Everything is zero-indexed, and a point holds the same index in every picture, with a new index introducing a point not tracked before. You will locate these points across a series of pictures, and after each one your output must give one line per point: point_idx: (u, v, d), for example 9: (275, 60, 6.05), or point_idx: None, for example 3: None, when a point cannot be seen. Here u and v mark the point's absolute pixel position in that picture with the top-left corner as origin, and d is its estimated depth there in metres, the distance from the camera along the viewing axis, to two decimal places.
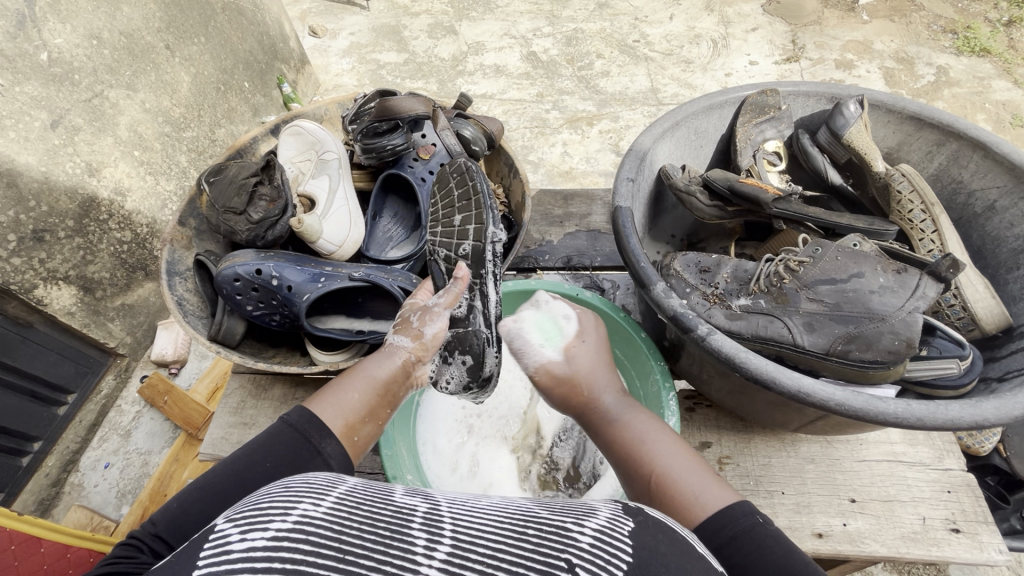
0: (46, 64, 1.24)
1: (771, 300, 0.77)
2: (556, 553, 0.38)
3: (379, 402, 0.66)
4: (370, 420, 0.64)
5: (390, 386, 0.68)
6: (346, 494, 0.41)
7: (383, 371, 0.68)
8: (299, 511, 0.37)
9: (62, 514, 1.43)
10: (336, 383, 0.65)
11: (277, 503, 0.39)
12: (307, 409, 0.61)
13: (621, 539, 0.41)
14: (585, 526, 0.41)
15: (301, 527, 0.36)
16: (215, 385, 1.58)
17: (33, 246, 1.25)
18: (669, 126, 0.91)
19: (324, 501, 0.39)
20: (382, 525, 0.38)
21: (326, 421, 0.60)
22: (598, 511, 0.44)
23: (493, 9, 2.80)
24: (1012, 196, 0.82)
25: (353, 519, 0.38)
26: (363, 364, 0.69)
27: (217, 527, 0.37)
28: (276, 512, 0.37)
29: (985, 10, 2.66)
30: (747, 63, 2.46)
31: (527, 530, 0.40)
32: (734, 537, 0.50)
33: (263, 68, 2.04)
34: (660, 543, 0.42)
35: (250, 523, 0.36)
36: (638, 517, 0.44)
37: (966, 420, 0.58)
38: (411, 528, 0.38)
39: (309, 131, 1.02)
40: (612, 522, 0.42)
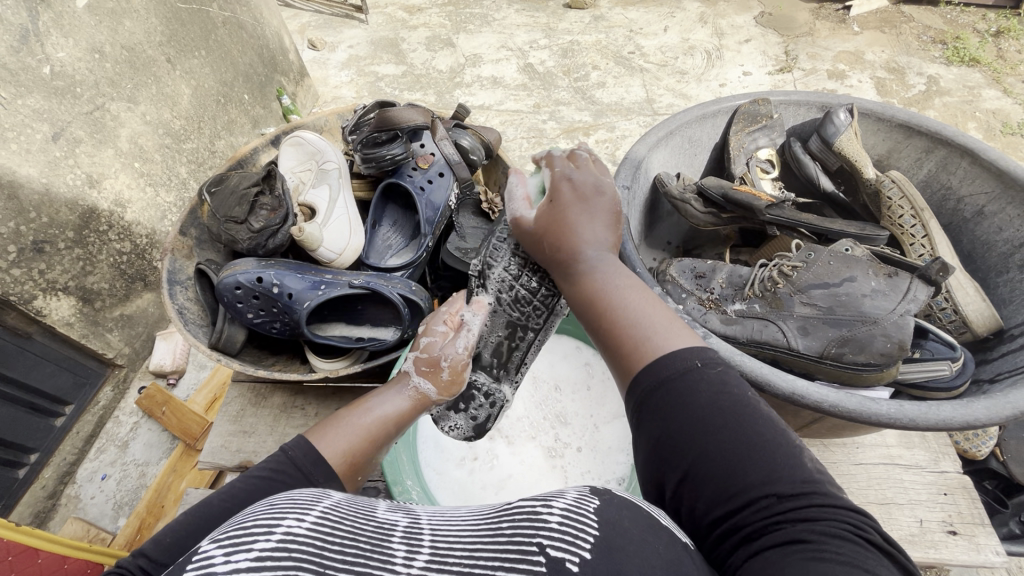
0: (48, 77, 1.26)
1: (765, 304, 0.78)
2: (527, 538, 0.38)
3: (385, 440, 0.66)
4: (375, 458, 0.64)
5: (398, 423, 0.68)
6: (329, 508, 0.42)
7: (393, 407, 0.68)
8: (284, 528, 0.37)
9: (58, 526, 1.42)
10: (344, 417, 0.64)
11: (260, 522, 0.38)
12: (310, 445, 0.59)
13: (588, 513, 0.40)
14: (552, 506, 0.40)
15: (284, 544, 0.35)
16: (214, 396, 1.57)
17: (33, 257, 1.26)
18: (664, 135, 0.93)
19: (308, 516, 0.39)
20: (363, 539, 0.39)
21: (329, 460, 0.59)
22: (565, 493, 0.43)
23: (490, 22, 2.85)
24: (999, 202, 0.83)
25: (336, 533, 0.38)
26: (374, 400, 0.68)
27: (200, 550, 0.36)
28: (260, 531, 0.37)
29: (974, 21, 2.71)
30: (741, 74, 2.50)
31: (501, 526, 0.41)
32: (683, 372, 0.49)
33: (262, 80, 2.06)
34: (625, 519, 0.40)
35: (234, 544, 0.35)
36: (604, 496, 0.43)
37: (958, 420, 0.59)
38: (391, 542, 0.39)
39: (310, 142, 1.04)
40: (578, 500, 0.41)
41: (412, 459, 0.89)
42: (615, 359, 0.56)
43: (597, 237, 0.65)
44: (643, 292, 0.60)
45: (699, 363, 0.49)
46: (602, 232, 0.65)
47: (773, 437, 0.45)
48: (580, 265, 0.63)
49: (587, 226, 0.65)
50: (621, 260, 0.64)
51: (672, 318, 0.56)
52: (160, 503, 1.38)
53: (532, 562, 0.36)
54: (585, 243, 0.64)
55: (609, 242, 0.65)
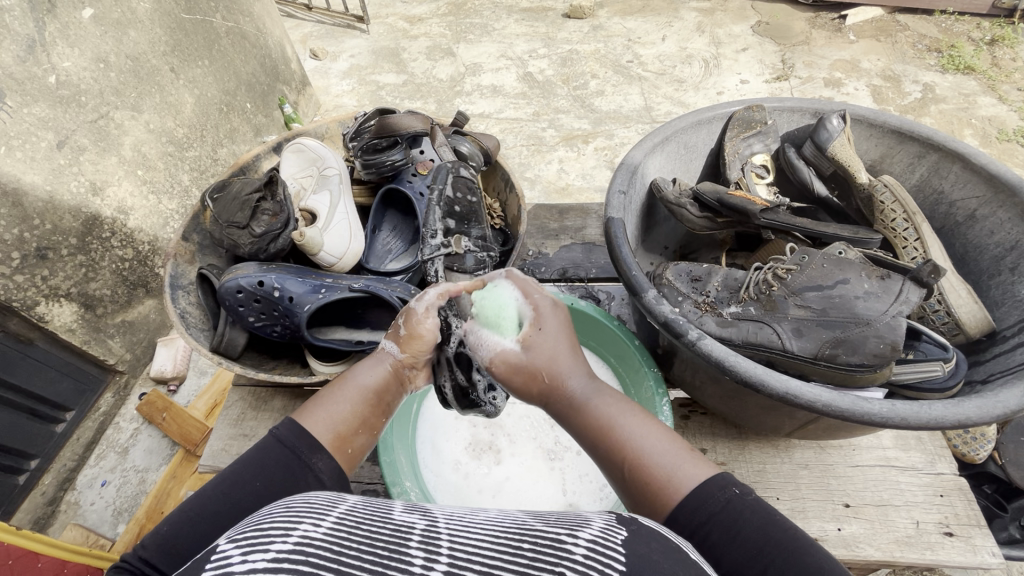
0: (54, 87, 1.28)
1: (760, 307, 0.79)
2: (550, 565, 0.39)
3: (371, 412, 0.64)
4: (363, 431, 0.63)
5: (381, 393, 0.66)
6: (346, 513, 0.43)
7: (370, 378, 0.66)
8: (300, 532, 0.38)
9: (57, 533, 1.42)
10: (325, 393, 0.64)
11: (278, 524, 0.39)
12: (296, 423, 0.59)
13: (615, 546, 0.41)
14: (578, 537, 0.42)
15: (301, 548, 0.37)
16: (215, 402, 1.58)
17: (37, 264, 1.27)
18: (659, 141, 0.95)
19: (325, 521, 0.40)
20: (380, 544, 0.39)
21: (315, 435, 0.59)
22: (591, 521, 0.44)
23: (490, 32, 2.89)
24: (990, 205, 0.84)
25: (353, 538, 0.39)
26: (352, 372, 0.67)
27: (219, 549, 0.37)
28: (277, 533, 0.38)
29: (968, 29, 2.74)
30: (739, 82, 2.52)
31: (521, 545, 0.41)
32: (724, 503, 0.49)
33: (264, 89, 2.09)
34: (653, 553, 0.41)
35: (252, 545, 0.37)
36: (631, 526, 0.44)
37: (950, 419, 0.60)
38: (409, 547, 0.39)
39: (311, 148, 1.06)
40: (605, 531, 0.43)
41: (411, 461, 0.89)
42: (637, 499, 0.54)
43: (577, 373, 0.62)
44: (652, 421, 0.58)
45: (735, 492, 0.50)
46: (578, 370, 0.63)
47: (793, 531, 0.48)
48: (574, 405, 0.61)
49: (570, 365, 0.62)
50: (606, 386, 0.62)
51: (677, 443, 0.55)
52: (159, 509, 1.38)
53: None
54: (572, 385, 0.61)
55: (589, 377, 0.63)
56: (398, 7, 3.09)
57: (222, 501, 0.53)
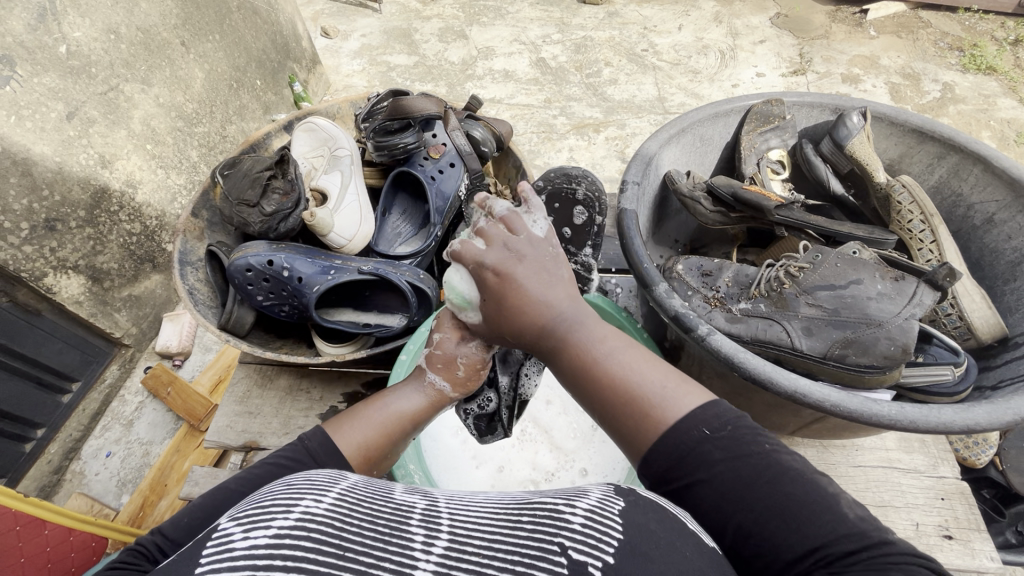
0: (64, 57, 1.27)
1: (770, 304, 0.79)
2: (549, 537, 0.39)
3: (404, 435, 0.64)
4: (390, 454, 0.62)
5: (417, 420, 0.65)
6: (348, 490, 0.43)
7: (409, 404, 0.64)
8: (302, 509, 0.38)
9: (63, 500, 1.44)
10: (359, 411, 0.62)
11: (280, 501, 0.40)
12: (326, 437, 0.59)
13: (614, 517, 0.41)
14: (576, 506, 0.41)
15: (303, 524, 0.37)
16: (219, 377, 1.59)
17: (45, 235, 1.27)
18: (676, 132, 0.93)
19: (326, 497, 0.41)
20: (381, 522, 0.39)
21: (345, 454, 0.58)
22: (590, 491, 0.45)
23: (504, 15, 2.85)
24: (1010, 210, 0.83)
25: (354, 515, 0.39)
26: (391, 397, 0.64)
27: (222, 527, 0.38)
28: (278, 510, 0.38)
29: (992, 29, 2.68)
30: (754, 75, 2.48)
31: (521, 519, 0.42)
32: (694, 445, 0.48)
33: (275, 66, 2.07)
34: (650, 522, 0.42)
35: (253, 521, 0.37)
36: (629, 497, 0.44)
37: (959, 424, 0.59)
38: (410, 525, 0.40)
39: (323, 128, 1.05)
40: (604, 501, 0.43)
41: (417, 448, 0.88)
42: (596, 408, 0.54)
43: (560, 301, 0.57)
44: (639, 352, 0.55)
45: (710, 432, 0.47)
46: (554, 291, 0.57)
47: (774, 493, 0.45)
48: (553, 339, 0.56)
49: (542, 287, 0.57)
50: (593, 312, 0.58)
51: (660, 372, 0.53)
52: (163, 482, 1.40)
53: (552, 562, 0.37)
54: (551, 310, 0.56)
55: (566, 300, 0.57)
56: None
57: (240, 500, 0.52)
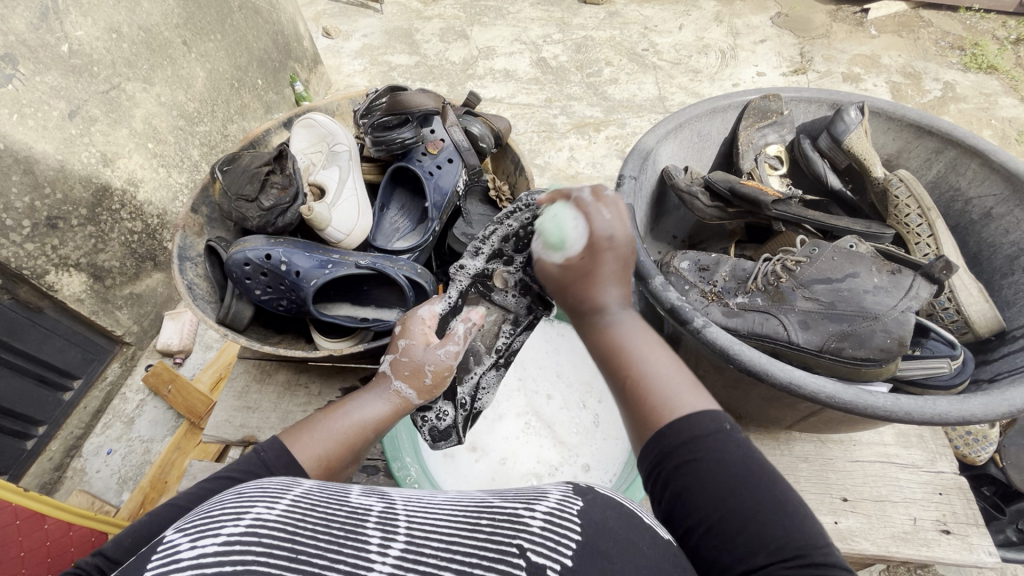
0: (66, 55, 1.27)
1: (767, 298, 0.79)
2: (507, 539, 0.39)
3: (363, 444, 0.64)
4: (351, 461, 0.63)
5: (379, 428, 0.66)
6: (301, 496, 0.41)
7: (371, 413, 0.65)
8: (252, 515, 0.36)
9: (64, 497, 1.45)
10: (320, 419, 0.62)
11: (228, 510, 0.38)
12: (283, 448, 0.58)
13: (571, 518, 0.42)
14: (535, 510, 0.42)
15: (254, 529, 0.35)
16: (219, 375, 1.60)
17: (47, 232, 1.28)
18: (673, 127, 0.94)
19: (278, 504, 0.38)
20: (336, 524, 0.37)
21: (302, 465, 0.57)
22: (549, 495, 0.45)
23: (505, 16, 2.85)
24: (1008, 204, 0.83)
25: (308, 519, 0.37)
26: (352, 405, 0.65)
27: (166, 539, 0.36)
28: (228, 517, 0.36)
29: (993, 28, 2.68)
30: (755, 74, 2.48)
31: (481, 522, 0.41)
32: (705, 435, 0.48)
33: (276, 65, 2.08)
34: (608, 521, 0.43)
35: (200, 531, 0.35)
36: (587, 497, 0.46)
37: (954, 415, 0.59)
38: (366, 527, 0.38)
39: (322, 124, 1.05)
40: (563, 503, 0.44)
41: (413, 439, 0.89)
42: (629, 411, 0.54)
43: (614, 292, 0.59)
44: (665, 349, 0.56)
45: (727, 425, 0.49)
46: (615, 289, 0.59)
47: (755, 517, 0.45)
48: (600, 320, 0.58)
49: (614, 281, 0.59)
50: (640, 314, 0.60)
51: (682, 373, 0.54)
52: (163, 479, 1.41)
53: (511, 564, 0.37)
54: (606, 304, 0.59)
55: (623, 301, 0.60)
56: None
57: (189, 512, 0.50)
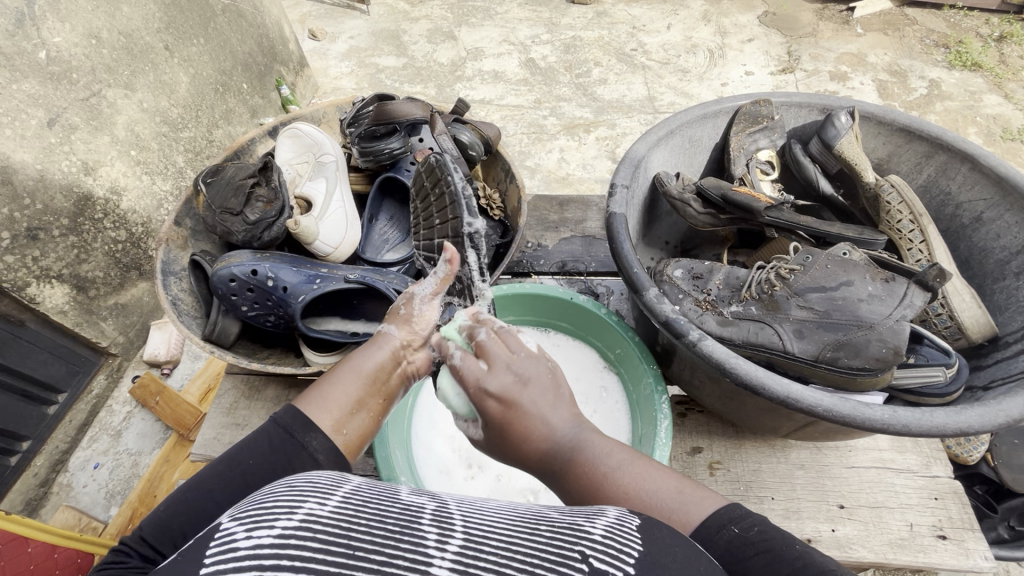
0: (45, 62, 1.24)
1: (761, 306, 0.78)
2: (569, 546, 0.39)
3: (370, 394, 0.62)
4: (361, 411, 0.61)
5: (380, 377, 0.64)
6: (352, 493, 0.42)
7: (370, 361, 0.64)
8: (306, 509, 0.38)
9: (49, 514, 1.41)
10: (324, 376, 0.63)
11: (282, 502, 0.39)
12: (293, 406, 0.59)
13: (630, 535, 0.41)
14: (595, 522, 0.42)
15: (308, 524, 0.36)
16: (208, 386, 1.57)
17: (27, 244, 1.24)
18: (664, 134, 0.93)
19: (330, 500, 0.40)
20: (390, 521, 0.39)
21: (312, 418, 0.58)
22: (606, 513, 0.45)
23: (492, 16, 2.84)
24: (998, 208, 0.83)
25: (361, 515, 0.39)
26: (352, 356, 0.65)
27: (222, 527, 0.37)
28: (281, 511, 0.38)
29: (977, 25, 2.70)
30: (743, 73, 2.48)
31: (538, 528, 0.41)
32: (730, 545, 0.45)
33: (261, 69, 2.05)
34: (666, 538, 0.42)
35: (255, 522, 0.37)
36: (644, 515, 0.44)
37: (951, 427, 0.58)
38: (422, 524, 0.39)
39: (307, 133, 1.03)
40: (620, 520, 0.43)
41: (405, 456, 0.87)
42: None
43: (558, 414, 0.54)
44: (642, 461, 0.53)
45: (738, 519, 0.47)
46: (558, 412, 0.54)
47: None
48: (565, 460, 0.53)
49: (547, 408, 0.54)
50: (593, 426, 0.55)
51: (673, 478, 0.52)
52: (152, 493, 1.37)
53: (573, 568, 0.37)
54: (557, 431, 0.53)
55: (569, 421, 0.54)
56: None
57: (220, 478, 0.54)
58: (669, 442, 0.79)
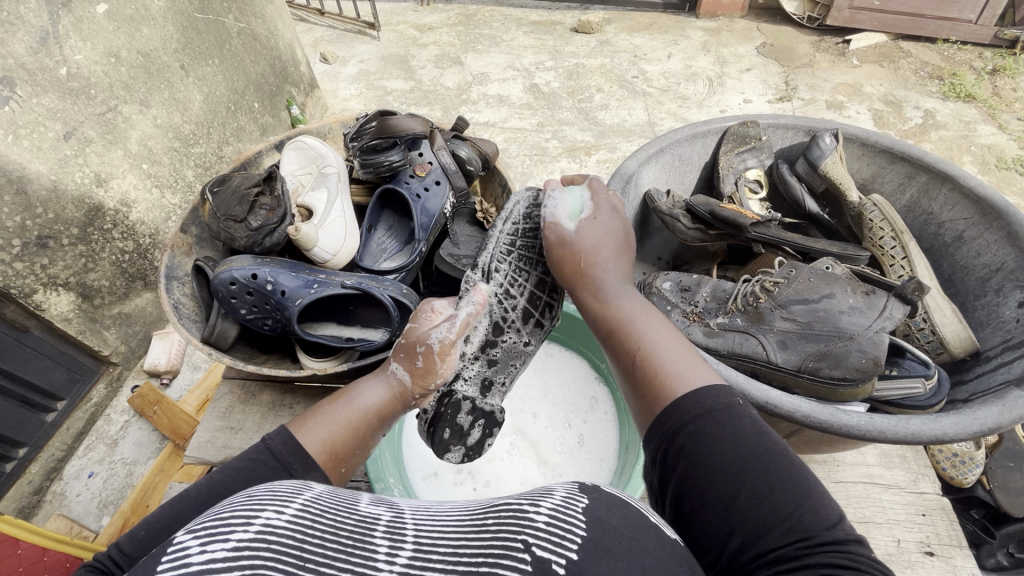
0: (64, 78, 1.30)
1: (747, 318, 0.80)
2: (512, 535, 0.37)
3: (371, 433, 0.66)
4: (358, 449, 0.64)
5: (381, 415, 0.67)
6: (310, 501, 0.40)
7: (373, 400, 0.67)
8: (262, 520, 0.36)
9: (41, 522, 1.41)
10: (324, 409, 0.64)
11: (239, 513, 0.37)
12: (291, 436, 0.59)
13: (575, 515, 0.39)
14: (540, 505, 0.40)
15: (263, 535, 0.35)
16: (206, 397, 1.58)
17: (37, 251, 1.28)
18: (655, 152, 0.96)
19: (287, 508, 0.38)
20: (344, 533, 0.37)
21: (310, 451, 0.59)
22: (553, 491, 0.43)
23: (498, 43, 2.94)
24: (977, 227, 0.85)
25: (316, 527, 0.37)
26: (356, 392, 0.67)
27: (177, 540, 0.35)
28: (236, 522, 0.36)
29: (971, 59, 2.78)
30: (742, 101, 2.55)
31: (487, 522, 0.40)
32: (701, 414, 0.51)
33: (273, 90, 2.12)
34: (615, 519, 0.41)
35: (210, 535, 0.35)
36: (593, 495, 0.43)
37: (927, 434, 0.60)
38: (373, 535, 0.38)
39: (312, 146, 1.07)
40: (567, 500, 0.41)
41: (395, 459, 0.88)
42: (637, 400, 0.59)
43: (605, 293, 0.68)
44: (663, 323, 0.64)
45: (732, 402, 0.51)
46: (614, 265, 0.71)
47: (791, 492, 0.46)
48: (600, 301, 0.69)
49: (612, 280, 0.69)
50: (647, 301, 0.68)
51: (689, 357, 0.59)
52: (144, 503, 1.37)
53: (517, 560, 0.36)
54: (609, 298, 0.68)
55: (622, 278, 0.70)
56: (409, 15, 3.16)
57: (209, 505, 0.52)
58: None
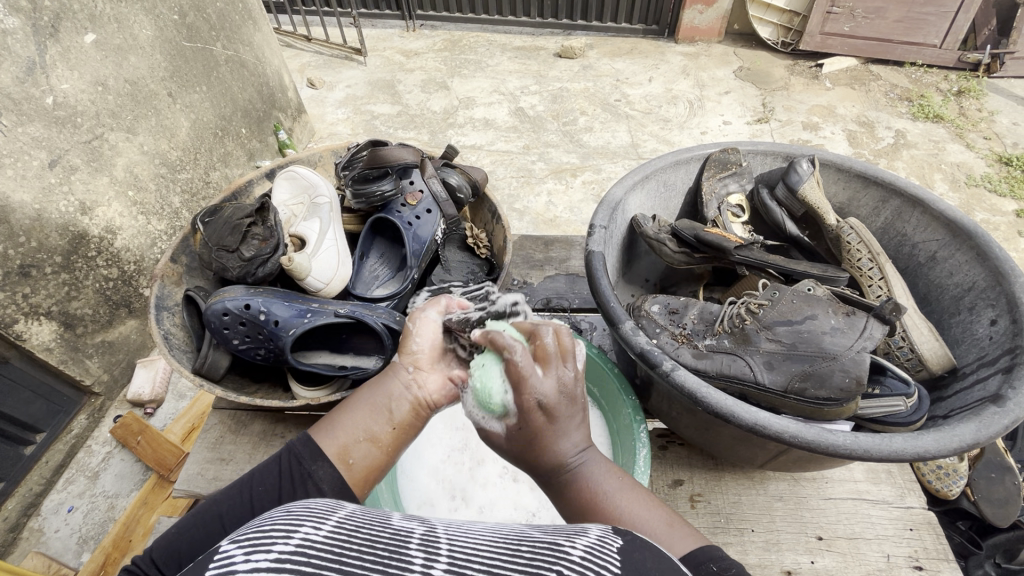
0: (50, 107, 1.30)
1: (734, 340, 0.82)
2: (548, 567, 0.37)
3: (377, 422, 0.64)
4: (367, 442, 0.63)
5: (390, 407, 0.65)
6: (346, 518, 0.41)
7: (379, 390, 0.66)
8: (301, 534, 0.37)
9: (17, 561, 1.36)
10: (339, 406, 0.66)
11: (279, 526, 0.38)
12: (308, 435, 0.63)
13: (610, 554, 0.40)
14: (576, 542, 0.41)
15: (303, 549, 0.35)
16: (192, 425, 1.56)
17: (19, 281, 1.26)
18: (640, 179, 0.99)
19: (324, 524, 0.39)
20: (381, 546, 0.37)
21: (321, 445, 0.62)
22: (589, 531, 0.43)
23: (483, 68, 3.01)
24: (949, 247, 0.89)
25: (353, 541, 0.37)
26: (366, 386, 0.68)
27: (221, 550, 0.36)
28: (278, 534, 0.36)
29: (937, 81, 2.90)
30: (721, 123, 2.63)
31: (520, 549, 0.40)
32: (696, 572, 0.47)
33: (260, 115, 2.14)
34: (646, 559, 0.41)
35: (254, 544, 0.35)
36: (627, 536, 0.43)
37: (909, 451, 0.61)
38: (409, 548, 0.37)
39: (304, 176, 1.09)
40: (601, 540, 0.42)
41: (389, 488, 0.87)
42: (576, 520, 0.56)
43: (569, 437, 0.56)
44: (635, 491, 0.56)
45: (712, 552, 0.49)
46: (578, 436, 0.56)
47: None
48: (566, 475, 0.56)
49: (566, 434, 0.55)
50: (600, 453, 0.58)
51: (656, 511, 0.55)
52: (127, 538, 1.33)
53: None
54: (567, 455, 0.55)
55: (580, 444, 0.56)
56: (395, 41, 3.23)
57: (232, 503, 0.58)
58: (647, 469, 0.81)
